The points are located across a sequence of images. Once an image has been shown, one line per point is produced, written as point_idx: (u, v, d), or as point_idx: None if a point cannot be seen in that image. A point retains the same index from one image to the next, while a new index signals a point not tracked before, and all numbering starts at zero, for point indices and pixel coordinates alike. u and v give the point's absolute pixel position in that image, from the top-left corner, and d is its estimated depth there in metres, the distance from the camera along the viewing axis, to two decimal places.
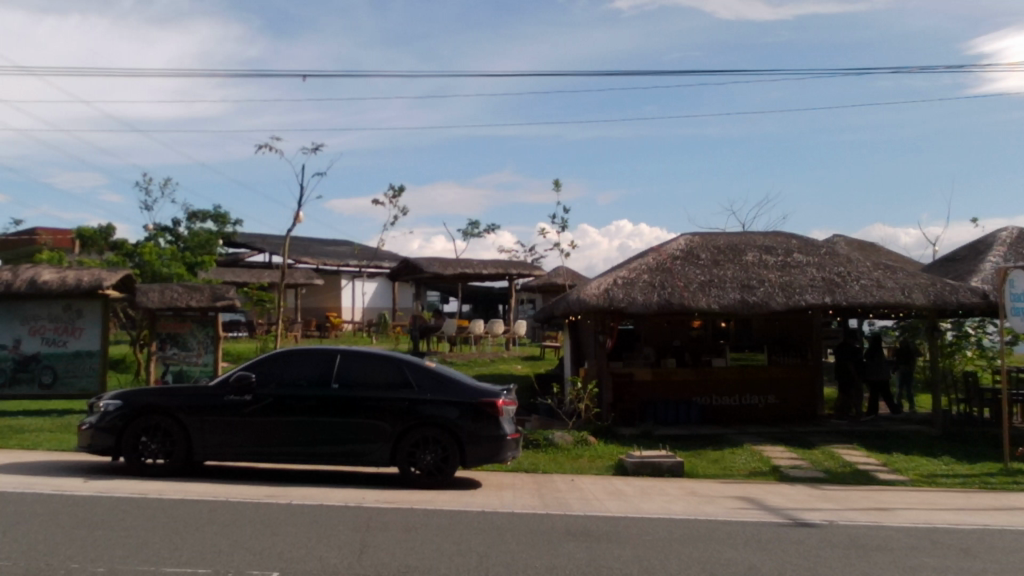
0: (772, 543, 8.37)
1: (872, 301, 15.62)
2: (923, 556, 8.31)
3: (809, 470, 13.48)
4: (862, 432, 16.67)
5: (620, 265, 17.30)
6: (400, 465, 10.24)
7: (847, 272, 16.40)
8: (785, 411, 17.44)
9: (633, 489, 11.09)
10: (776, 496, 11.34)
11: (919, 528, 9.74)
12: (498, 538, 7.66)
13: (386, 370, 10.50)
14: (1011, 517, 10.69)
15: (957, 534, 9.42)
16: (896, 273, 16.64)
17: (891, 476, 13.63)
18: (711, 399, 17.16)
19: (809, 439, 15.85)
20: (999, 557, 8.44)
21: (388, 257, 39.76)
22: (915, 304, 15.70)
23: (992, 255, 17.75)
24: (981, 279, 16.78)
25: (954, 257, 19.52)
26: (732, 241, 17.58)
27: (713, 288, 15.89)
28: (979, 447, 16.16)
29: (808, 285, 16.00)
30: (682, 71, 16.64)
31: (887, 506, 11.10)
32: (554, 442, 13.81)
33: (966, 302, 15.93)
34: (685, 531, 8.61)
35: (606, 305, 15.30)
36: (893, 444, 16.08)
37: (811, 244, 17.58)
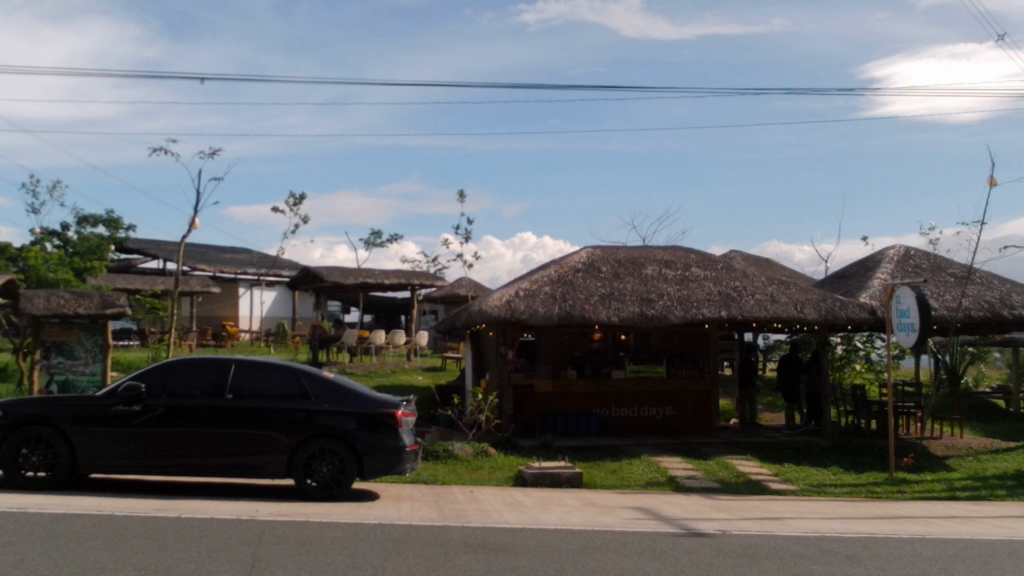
0: (667, 553, 8.49)
1: (766, 315, 16.03)
2: (811, 564, 8.53)
3: (704, 481, 13.73)
4: (756, 443, 17.05)
5: (522, 277, 17.35)
6: (296, 477, 10.05)
7: (743, 287, 16.80)
8: (682, 423, 17.75)
9: (532, 500, 11.12)
10: (672, 506, 11.52)
11: (809, 536, 10.00)
12: (394, 551, 7.59)
13: (282, 381, 10.33)
14: (894, 526, 11.07)
15: (844, 542, 9.71)
16: (789, 288, 17.11)
17: (782, 486, 13.99)
18: (610, 410, 17.35)
19: (705, 450, 16.14)
20: (882, 564, 8.72)
21: (288, 265, 39.18)
22: (806, 319, 16.19)
23: (881, 272, 18.41)
24: (870, 295, 17.32)
25: (844, 274, 20.20)
26: (632, 254, 17.83)
27: (613, 301, 16.08)
28: (866, 458, 16.71)
29: (705, 299, 16.33)
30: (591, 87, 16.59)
31: (778, 516, 11.38)
32: (454, 454, 13.77)
33: (855, 317, 16.48)
34: (582, 542, 8.67)
35: (507, 316, 15.33)
36: (786, 455, 16.50)
37: (709, 258, 17.95)
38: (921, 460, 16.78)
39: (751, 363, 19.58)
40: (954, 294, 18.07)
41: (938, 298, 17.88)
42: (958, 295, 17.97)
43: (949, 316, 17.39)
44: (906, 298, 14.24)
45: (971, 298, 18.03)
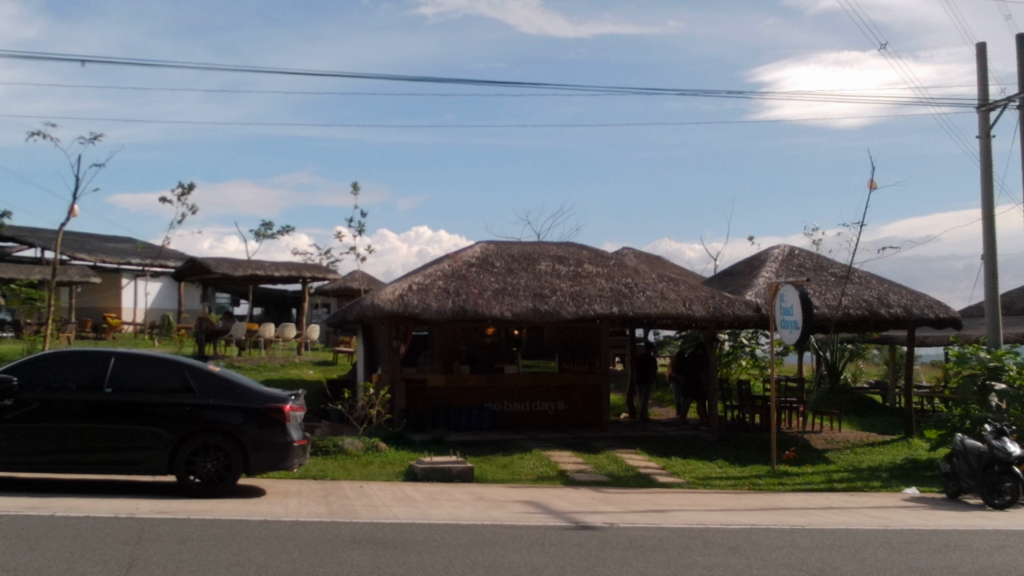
0: (555, 546, 8.58)
1: (655, 312, 16.35)
2: (695, 555, 8.73)
3: (594, 474, 13.93)
4: (644, 437, 17.34)
5: (415, 271, 17.27)
6: (178, 473, 9.79)
7: (633, 284, 17.06)
8: (574, 418, 17.92)
9: (422, 495, 11.09)
10: (562, 500, 11.64)
11: (694, 528, 10.23)
12: (280, 547, 7.47)
13: (165, 374, 10.02)
14: (775, 518, 11.41)
15: (728, 534, 9.96)
16: (678, 285, 17.45)
17: (669, 479, 14.30)
18: (503, 405, 17.41)
19: (594, 444, 16.35)
20: (763, 554, 8.99)
21: (174, 255, 38.11)
22: (694, 315, 16.56)
23: (766, 272, 18.96)
24: (756, 293, 17.78)
25: (731, 272, 20.73)
26: (526, 249, 17.92)
27: (506, 296, 16.14)
28: (750, 451, 17.17)
29: (596, 295, 16.54)
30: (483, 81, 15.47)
31: (664, 508, 11.61)
32: (344, 448, 13.63)
33: (742, 315, 16.93)
34: (472, 536, 8.69)
35: (400, 310, 15.24)
36: (672, 449, 16.83)
37: (601, 255, 18.18)
38: (802, 453, 17.34)
39: (648, 361, 20.04)
40: (835, 293, 18.73)
41: (820, 297, 18.51)
42: (838, 294, 18.62)
43: (830, 314, 18.02)
44: (789, 297, 14.67)
45: (850, 297, 18.72)
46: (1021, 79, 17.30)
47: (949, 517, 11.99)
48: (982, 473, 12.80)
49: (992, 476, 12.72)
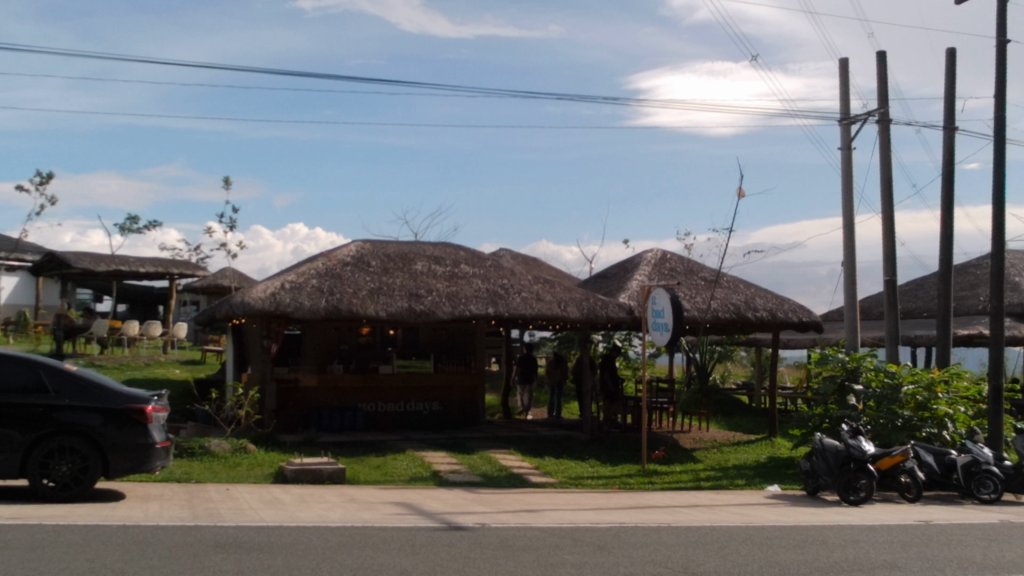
0: (425, 547, 8.54)
1: (531, 313, 16.49)
2: (564, 554, 8.83)
3: (467, 475, 13.94)
4: (517, 438, 17.43)
5: (288, 270, 16.97)
6: (31, 477, 9.33)
7: (510, 285, 17.16)
8: (448, 418, 17.87)
9: (290, 497, 10.89)
10: (434, 501, 11.58)
11: (564, 527, 10.35)
12: (138, 553, 7.22)
13: (17, 373, 9.57)
14: (644, 516, 11.65)
15: (597, 533, 10.11)
16: (554, 287, 17.63)
17: (541, 478, 14.43)
18: (376, 405, 17.23)
19: (469, 445, 16.36)
20: (630, 552, 9.15)
21: (31, 249, 36.37)
22: (569, 317, 16.76)
23: (639, 274, 19.39)
24: (628, 295, 18.15)
25: (606, 274, 21.10)
26: (402, 249, 17.79)
27: (381, 295, 16.02)
28: (621, 451, 17.46)
29: (472, 296, 16.57)
30: (366, 78, 15.32)
31: (535, 508, 11.70)
32: (211, 450, 13.30)
33: (615, 316, 17.21)
34: (340, 538, 8.59)
35: (272, 309, 14.94)
36: (546, 449, 16.97)
37: (478, 256, 18.21)
38: (671, 452, 17.75)
39: (526, 360, 20.53)
40: (704, 296, 19.25)
41: (690, 300, 19.00)
42: (708, 298, 19.16)
43: (699, 317, 18.53)
44: (661, 299, 15.03)
45: (719, 300, 19.26)
46: (880, 95, 18.14)
47: (808, 513, 12.47)
48: (839, 471, 13.36)
49: (847, 473, 13.29)
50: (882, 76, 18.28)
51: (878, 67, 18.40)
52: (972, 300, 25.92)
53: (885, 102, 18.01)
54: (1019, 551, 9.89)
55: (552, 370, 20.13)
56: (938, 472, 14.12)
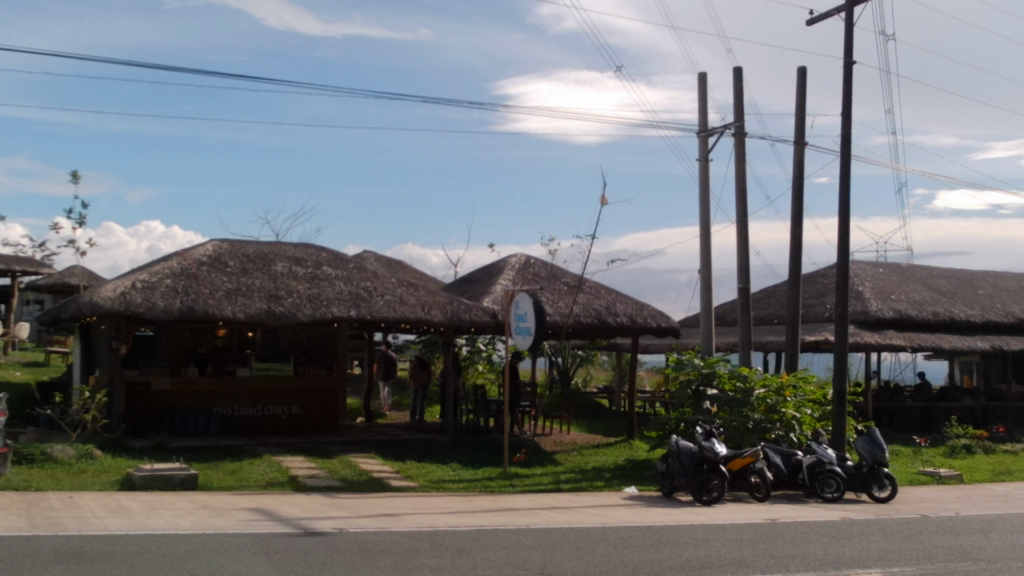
0: (280, 554, 8.39)
1: (394, 316, 16.40)
2: (422, 557, 8.81)
3: (325, 479, 13.73)
4: (378, 442, 17.29)
5: (140, 269, 16.34)
6: None
7: (373, 287, 17.02)
8: (306, 422, 17.58)
9: (138, 504, 10.50)
10: (290, 506, 11.37)
11: (422, 531, 10.32)
12: None
13: None
14: (503, 518, 11.73)
15: (456, 535, 10.13)
16: (417, 290, 17.56)
17: (401, 482, 14.34)
18: (233, 409, 16.82)
19: (329, 449, 16.13)
20: (488, 554, 9.20)
21: None
22: (432, 321, 16.74)
23: (503, 279, 19.53)
24: (492, 299, 18.22)
25: (470, 278, 21.17)
26: (262, 249, 17.40)
27: (239, 296, 15.63)
28: (482, 454, 17.52)
29: (335, 298, 16.36)
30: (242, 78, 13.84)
31: (394, 512, 11.63)
32: (53, 456, 12.69)
33: (478, 320, 17.29)
34: (192, 546, 8.35)
35: (122, 309, 14.38)
36: (406, 452, 16.88)
37: (340, 257, 17.98)
38: (531, 455, 17.91)
39: (390, 360, 20.42)
40: (567, 301, 19.51)
41: (553, 305, 19.23)
42: (570, 303, 19.45)
43: (561, 321, 18.78)
44: (524, 304, 15.16)
45: (582, 305, 19.57)
46: (736, 109, 18.81)
47: (661, 513, 12.80)
48: (693, 472, 13.77)
49: (701, 474, 13.71)
50: (738, 91, 18.96)
51: (734, 83, 19.07)
52: (819, 308, 27.13)
53: (740, 117, 18.69)
54: (855, 547, 10.40)
55: (415, 374, 20.06)
56: (786, 472, 14.72)
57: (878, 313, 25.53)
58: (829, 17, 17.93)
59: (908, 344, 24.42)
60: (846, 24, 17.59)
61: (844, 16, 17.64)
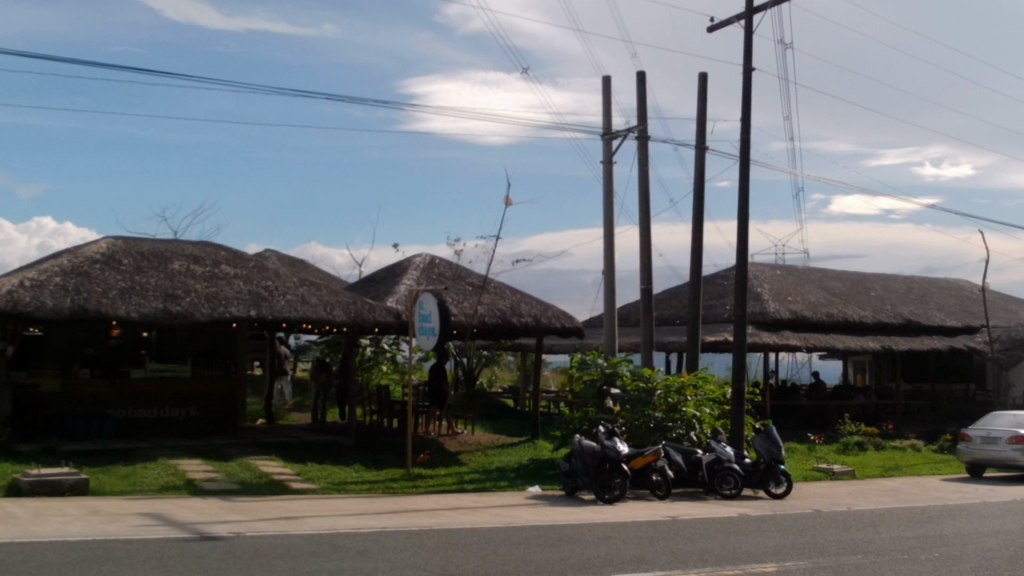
0: (174, 560, 8.17)
1: (295, 316, 16.17)
2: (321, 561, 8.69)
3: (223, 483, 13.44)
4: (279, 443, 17.01)
5: (28, 266, 15.76)
6: None
7: (274, 286, 16.74)
8: (204, 424, 17.19)
9: (25, 511, 10.12)
10: (185, 510, 11.10)
11: (323, 534, 10.19)
12: None
13: None
14: (406, 520, 11.66)
15: (357, 538, 10.03)
16: (320, 290, 17.33)
17: (302, 485, 14.13)
18: (127, 411, 16.35)
19: (227, 452, 15.81)
20: (389, 556, 9.13)
21: None
22: (334, 321, 16.56)
23: (407, 279, 19.44)
24: (396, 300, 18.11)
25: (374, 278, 21.00)
26: (158, 247, 16.95)
27: (134, 295, 15.20)
28: (385, 455, 17.39)
29: (234, 297, 16.04)
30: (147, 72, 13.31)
31: (293, 515, 11.46)
32: None
33: (382, 320, 17.15)
34: (81, 553, 8.07)
35: (9, 308, 13.85)
36: (307, 454, 16.64)
37: (240, 256, 17.63)
38: (435, 456, 17.84)
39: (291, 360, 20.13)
40: (471, 302, 19.52)
41: (457, 305, 19.22)
42: (475, 303, 19.45)
43: (466, 321, 18.76)
44: (428, 303, 15.11)
45: (486, 306, 19.59)
46: (639, 113, 19.08)
47: (564, 512, 12.89)
48: (596, 471, 13.91)
49: (604, 473, 13.86)
50: (641, 95, 19.24)
51: (638, 86, 19.34)
52: (719, 308, 27.74)
53: (643, 120, 18.97)
54: (751, 542, 10.66)
55: (318, 375, 19.83)
56: (686, 470, 14.98)
57: (776, 314, 26.22)
58: (730, 24, 18.34)
59: (804, 344, 25.13)
60: (746, 32, 18.01)
61: (744, 23, 18.06)
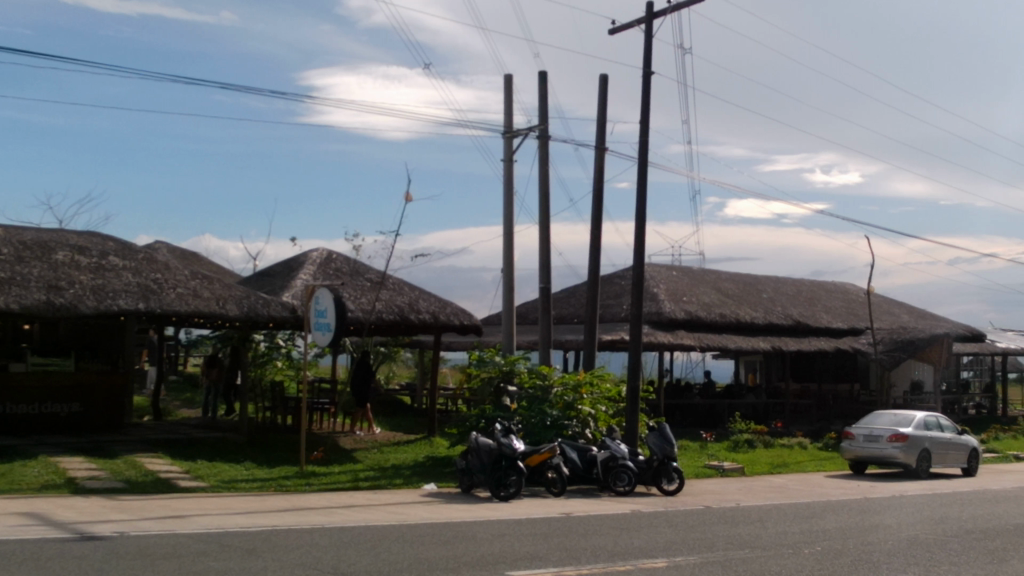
0: (53, 561, 7.87)
1: (186, 310, 15.75)
2: (208, 560, 8.48)
3: (106, 481, 13.01)
4: (167, 441, 16.56)
5: None
6: None
7: (164, 279, 16.27)
8: (88, 420, 16.59)
9: None
10: (66, 510, 10.70)
11: (211, 533, 9.95)
12: None
13: None
14: (297, 518, 11.47)
15: (246, 537, 9.82)
16: (213, 283, 16.93)
17: (190, 483, 13.79)
18: (6, 407, 15.71)
19: (112, 449, 15.32)
20: (279, 555, 8.97)
21: None
22: (227, 315, 16.21)
23: (303, 273, 19.17)
24: (292, 295, 17.84)
25: (269, 272, 20.62)
26: (41, 237, 16.31)
27: (14, 287, 14.60)
28: (278, 453, 17.10)
29: (122, 290, 15.54)
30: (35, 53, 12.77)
31: (181, 514, 11.16)
32: None
33: (276, 315, 16.85)
34: None
35: None
36: (197, 452, 16.25)
37: (128, 248, 17.08)
38: (330, 453, 17.62)
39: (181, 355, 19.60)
40: (369, 298, 19.33)
41: (354, 300, 19.00)
42: (372, 299, 19.27)
43: (363, 318, 18.57)
44: (324, 299, 14.90)
45: (384, 302, 19.42)
46: (541, 112, 19.18)
47: (459, 510, 12.87)
48: (492, 468, 13.93)
49: (500, 470, 13.89)
50: (542, 95, 19.34)
51: (540, 86, 19.45)
52: (615, 307, 28.14)
53: (544, 120, 19.08)
54: (643, 539, 10.80)
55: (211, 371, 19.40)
56: (581, 468, 15.14)
57: (671, 314, 26.70)
58: (630, 28, 18.60)
59: (698, 344, 25.65)
60: (646, 36, 18.29)
61: (644, 28, 18.33)
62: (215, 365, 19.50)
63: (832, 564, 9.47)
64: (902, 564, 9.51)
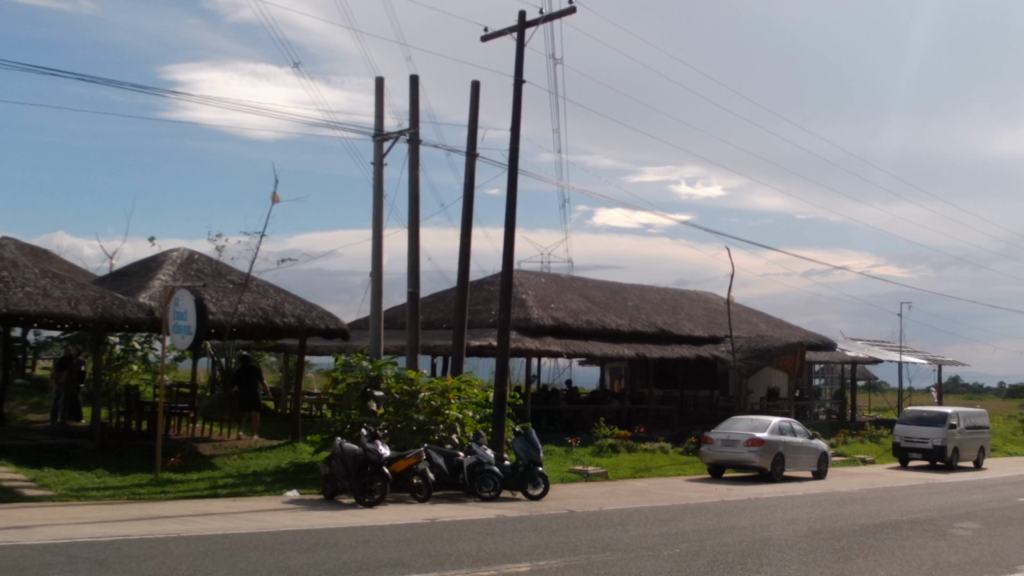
0: None
1: (33, 310, 15.00)
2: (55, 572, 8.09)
3: None
4: (11, 447, 15.73)
5: None
6: None
7: (11, 277, 15.45)
8: None
9: None
10: None
11: (57, 544, 9.50)
12: None
13: None
14: (152, 527, 11.07)
15: (96, 547, 9.42)
16: (65, 282, 16.18)
17: (37, 492, 13.14)
18: None
19: None
20: (132, 566, 8.63)
21: None
22: (79, 316, 15.53)
23: (162, 273, 18.57)
24: (149, 296, 17.24)
25: (126, 272, 19.87)
26: None
27: None
28: (132, 460, 16.47)
29: None
30: None
31: (25, 524, 10.61)
32: None
33: (132, 317, 16.26)
34: None
35: None
36: (44, 459, 15.50)
37: None
38: (187, 460, 17.07)
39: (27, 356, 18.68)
40: (231, 300, 18.82)
41: (216, 303, 18.47)
42: (235, 301, 18.77)
43: (225, 320, 18.07)
44: (184, 300, 14.44)
45: (247, 305, 18.96)
46: (412, 116, 19.10)
47: (322, 516, 12.66)
48: (357, 474, 13.75)
49: (364, 476, 13.73)
50: (414, 99, 19.27)
51: (411, 90, 19.37)
52: (484, 314, 28.26)
53: (415, 124, 19.01)
54: (507, 543, 10.86)
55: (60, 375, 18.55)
56: (447, 473, 15.11)
57: (539, 320, 26.96)
58: (502, 36, 18.74)
59: (564, 350, 25.99)
60: (518, 44, 18.45)
61: (516, 36, 18.48)
62: (65, 367, 18.63)
63: (691, 566, 9.73)
64: (757, 564, 9.84)
